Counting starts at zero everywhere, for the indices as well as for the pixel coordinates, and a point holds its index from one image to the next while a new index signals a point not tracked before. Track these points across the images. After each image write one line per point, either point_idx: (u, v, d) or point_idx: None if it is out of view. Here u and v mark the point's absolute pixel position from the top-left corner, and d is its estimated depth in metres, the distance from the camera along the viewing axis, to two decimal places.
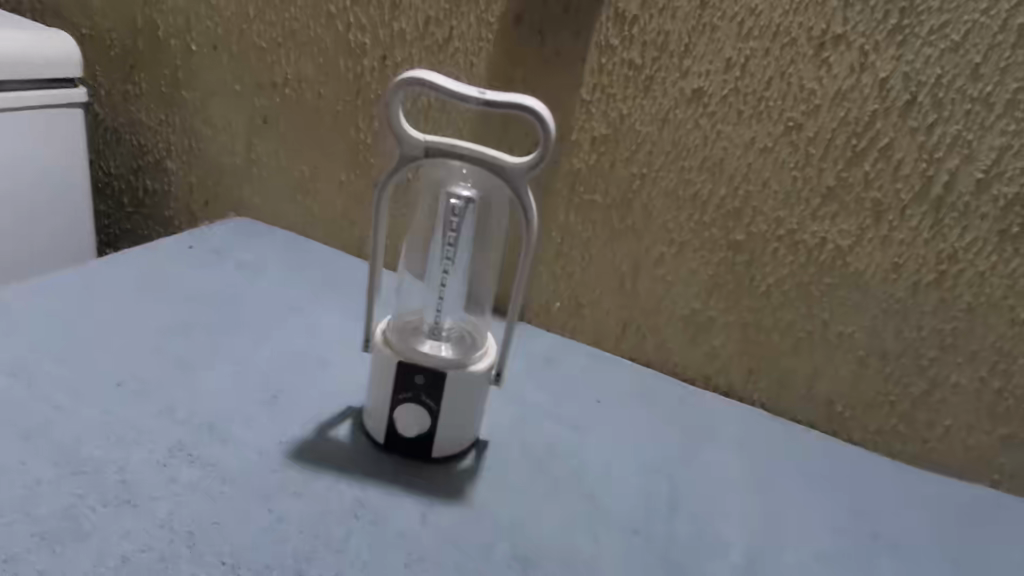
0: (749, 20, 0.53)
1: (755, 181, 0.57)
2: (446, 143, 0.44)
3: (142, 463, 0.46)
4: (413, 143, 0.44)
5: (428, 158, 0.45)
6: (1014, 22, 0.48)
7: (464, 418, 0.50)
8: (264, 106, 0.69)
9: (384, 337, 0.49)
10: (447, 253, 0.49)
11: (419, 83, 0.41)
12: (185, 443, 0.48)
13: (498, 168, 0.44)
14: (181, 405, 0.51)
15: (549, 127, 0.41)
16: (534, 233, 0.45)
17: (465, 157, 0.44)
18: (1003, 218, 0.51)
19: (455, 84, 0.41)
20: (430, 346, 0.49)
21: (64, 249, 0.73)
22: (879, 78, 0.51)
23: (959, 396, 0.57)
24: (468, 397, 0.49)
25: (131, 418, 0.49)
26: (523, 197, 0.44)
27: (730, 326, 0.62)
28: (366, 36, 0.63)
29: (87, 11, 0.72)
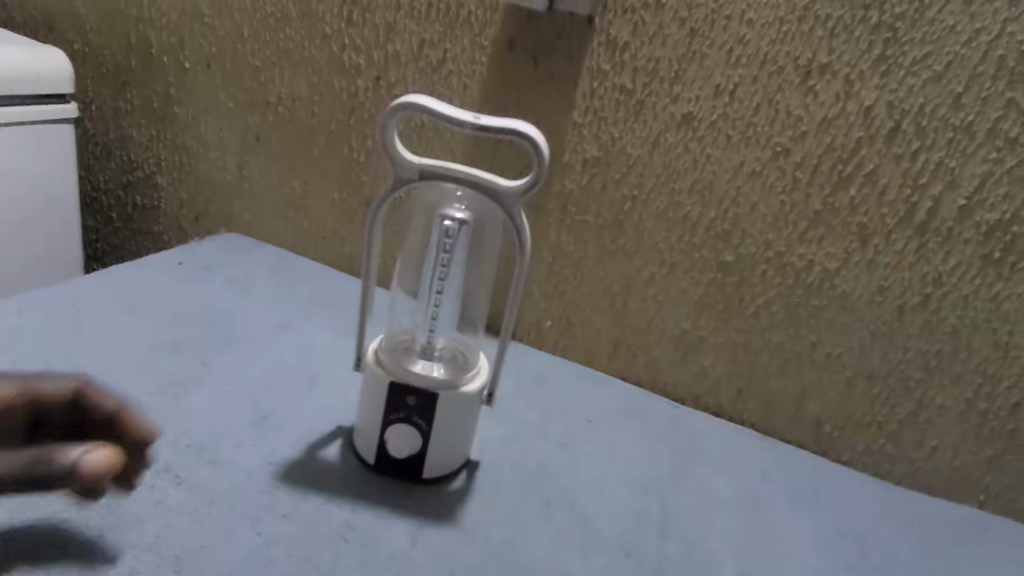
0: (737, 48, 0.55)
1: (743, 205, 0.58)
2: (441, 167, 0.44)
3: (128, 483, 0.45)
4: (407, 167, 0.44)
5: (422, 181, 0.45)
6: (993, 54, 0.49)
7: (456, 439, 0.50)
8: (256, 125, 0.69)
9: (376, 357, 0.49)
10: (440, 274, 0.49)
11: (414, 108, 0.41)
12: (171, 463, 0.47)
13: (492, 191, 0.44)
14: (168, 425, 0.51)
15: (544, 152, 0.42)
16: (527, 256, 0.45)
17: (460, 179, 0.44)
18: (986, 243, 0.53)
19: (450, 109, 0.42)
20: (422, 366, 0.48)
21: (63, 255, 0.73)
22: (864, 105, 0.53)
23: (945, 417, 0.57)
24: (460, 417, 0.49)
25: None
26: (517, 220, 0.44)
27: (719, 347, 0.63)
28: (361, 57, 0.64)
29: (80, 28, 0.72)
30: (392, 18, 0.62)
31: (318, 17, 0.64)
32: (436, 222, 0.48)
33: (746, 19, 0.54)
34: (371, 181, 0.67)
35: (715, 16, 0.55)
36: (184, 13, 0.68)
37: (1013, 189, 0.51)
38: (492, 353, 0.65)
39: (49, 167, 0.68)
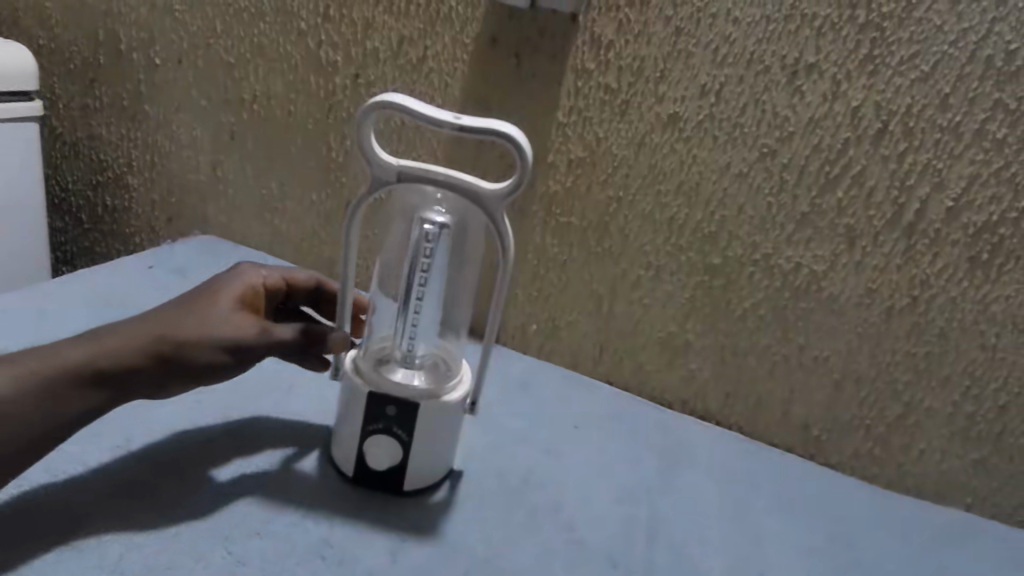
0: (723, 47, 0.54)
1: (730, 206, 0.57)
2: (419, 168, 0.42)
3: (89, 502, 0.43)
4: (385, 168, 0.42)
5: (401, 183, 0.43)
6: (982, 54, 0.49)
7: (438, 449, 0.48)
8: (231, 124, 0.67)
9: (354, 365, 0.48)
10: (420, 279, 0.47)
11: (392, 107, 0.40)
12: (138, 480, 0.46)
13: (474, 195, 0.43)
14: (136, 439, 0.49)
15: (526, 153, 0.40)
16: (510, 260, 0.44)
17: (439, 182, 0.43)
18: (974, 244, 0.52)
19: (427, 107, 0.40)
20: (402, 375, 0.47)
21: (34, 254, 0.70)
22: (851, 106, 0.52)
23: (932, 420, 0.57)
24: (441, 427, 0.47)
25: (78, 452, 0.47)
26: (499, 224, 0.43)
27: (706, 349, 0.62)
28: (339, 54, 0.62)
29: (45, 23, 0.70)
30: (370, 14, 0.60)
31: (293, 13, 0.62)
32: (415, 227, 0.46)
33: (732, 18, 0.53)
34: (351, 182, 0.65)
35: (701, 15, 0.54)
36: (155, 7, 0.65)
37: (1000, 190, 0.50)
38: (474, 359, 0.64)
39: (21, 166, 0.66)
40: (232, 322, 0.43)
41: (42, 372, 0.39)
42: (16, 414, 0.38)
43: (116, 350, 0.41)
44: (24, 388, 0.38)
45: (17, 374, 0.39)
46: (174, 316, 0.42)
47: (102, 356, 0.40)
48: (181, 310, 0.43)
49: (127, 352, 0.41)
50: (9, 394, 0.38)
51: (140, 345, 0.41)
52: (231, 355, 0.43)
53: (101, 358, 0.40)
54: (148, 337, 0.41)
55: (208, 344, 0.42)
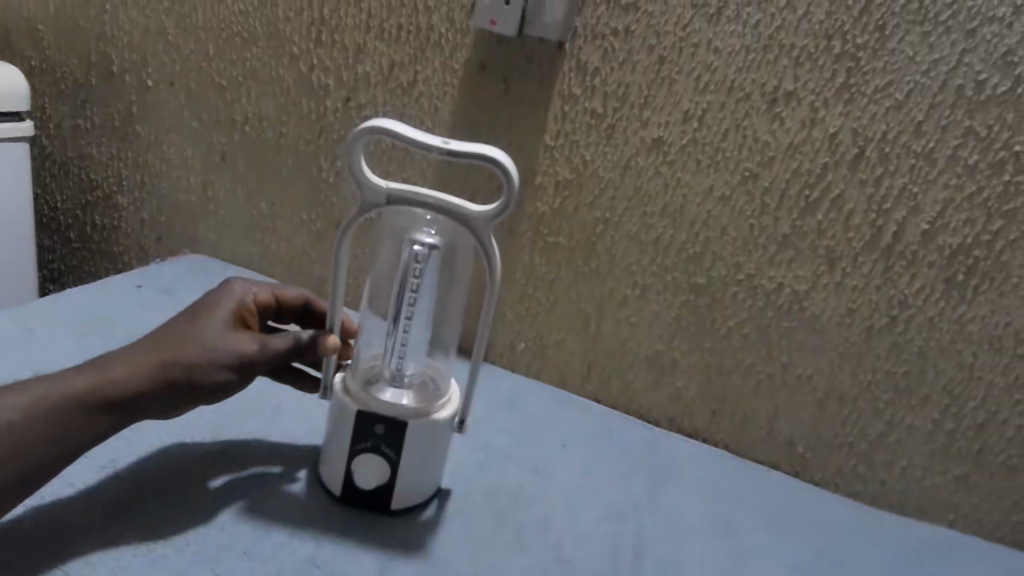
0: (705, 75, 0.56)
1: (714, 227, 0.58)
2: (407, 191, 0.42)
3: (75, 524, 0.43)
4: (374, 191, 0.42)
5: (390, 205, 0.43)
6: (952, 84, 0.51)
7: (426, 467, 0.48)
8: (222, 145, 0.68)
9: (343, 385, 0.48)
10: (410, 299, 0.47)
11: (379, 132, 0.40)
12: (122, 501, 0.45)
13: (461, 217, 0.43)
14: (122, 459, 0.48)
15: (513, 176, 0.40)
16: (497, 281, 0.44)
17: (427, 204, 0.43)
18: (949, 266, 0.54)
19: (415, 130, 0.40)
20: (391, 394, 0.47)
21: (21, 274, 0.69)
22: (829, 132, 0.54)
23: (914, 437, 0.58)
24: (430, 444, 0.47)
25: (65, 475, 0.46)
26: (487, 245, 0.43)
27: (692, 368, 0.63)
28: (330, 77, 0.63)
29: (37, 44, 0.70)
30: (362, 40, 0.61)
31: (286, 38, 0.63)
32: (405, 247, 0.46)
33: (713, 47, 0.55)
34: (340, 202, 0.65)
35: (683, 44, 0.56)
36: (148, 31, 0.66)
37: (974, 214, 0.52)
38: (463, 376, 0.64)
39: (10, 183, 0.66)
40: (231, 338, 0.43)
41: (49, 399, 0.39)
42: (25, 438, 0.38)
43: (121, 377, 0.40)
44: (33, 416, 0.38)
45: (25, 402, 0.38)
46: (172, 340, 0.42)
47: (108, 385, 0.40)
48: (180, 332, 0.42)
49: (133, 377, 0.40)
50: (16, 421, 0.38)
51: (145, 369, 0.41)
52: (235, 371, 0.43)
53: (107, 386, 0.40)
54: (152, 364, 0.41)
55: (212, 363, 0.42)
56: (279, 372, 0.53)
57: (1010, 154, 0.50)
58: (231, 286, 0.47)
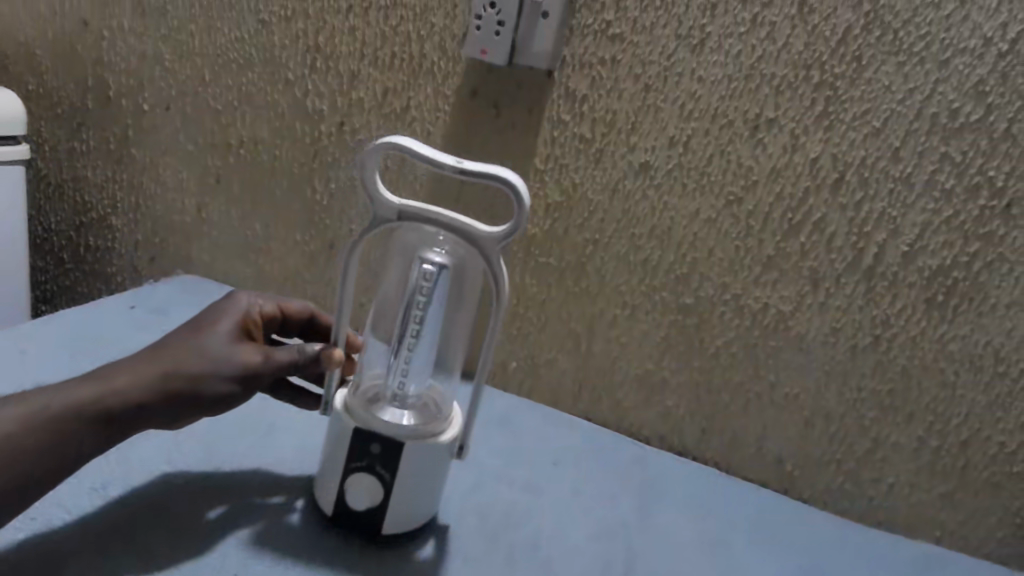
0: (690, 102, 0.57)
1: (701, 249, 0.60)
2: (419, 209, 0.42)
3: (70, 551, 0.42)
4: (385, 206, 0.42)
5: (401, 222, 0.43)
6: (927, 112, 0.53)
7: (422, 492, 0.47)
8: (216, 168, 0.68)
9: (344, 402, 0.47)
10: (416, 318, 0.46)
11: (393, 148, 0.39)
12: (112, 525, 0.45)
13: (471, 237, 0.42)
14: (115, 482, 0.48)
15: (524, 197, 0.40)
16: (504, 302, 0.43)
17: (439, 222, 0.42)
18: (929, 286, 0.55)
19: (427, 148, 0.40)
20: (391, 414, 0.46)
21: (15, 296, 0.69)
22: (810, 158, 0.56)
23: (900, 454, 0.59)
24: (426, 468, 0.46)
25: (56, 497, 0.46)
26: (495, 267, 0.43)
27: (681, 387, 0.63)
28: (324, 103, 0.64)
29: (35, 69, 0.71)
30: (356, 67, 0.63)
31: (281, 64, 0.64)
32: (414, 265, 0.46)
33: (697, 76, 0.57)
34: (333, 224, 0.66)
35: (668, 73, 0.57)
36: (144, 57, 0.67)
37: (951, 237, 0.54)
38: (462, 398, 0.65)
39: (5, 207, 0.66)
40: (235, 351, 0.43)
41: (47, 410, 0.38)
42: (20, 449, 0.37)
43: (123, 387, 0.40)
44: (31, 426, 0.38)
45: (23, 413, 0.38)
46: (177, 352, 0.42)
47: (110, 395, 0.40)
48: (183, 344, 0.43)
49: (136, 388, 0.40)
50: (12, 432, 0.37)
51: (148, 380, 0.41)
52: (240, 382, 0.43)
53: (109, 396, 0.40)
54: (155, 375, 0.41)
55: (216, 374, 0.42)
56: (274, 390, 0.53)
57: (985, 179, 0.52)
58: (235, 299, 0.48)
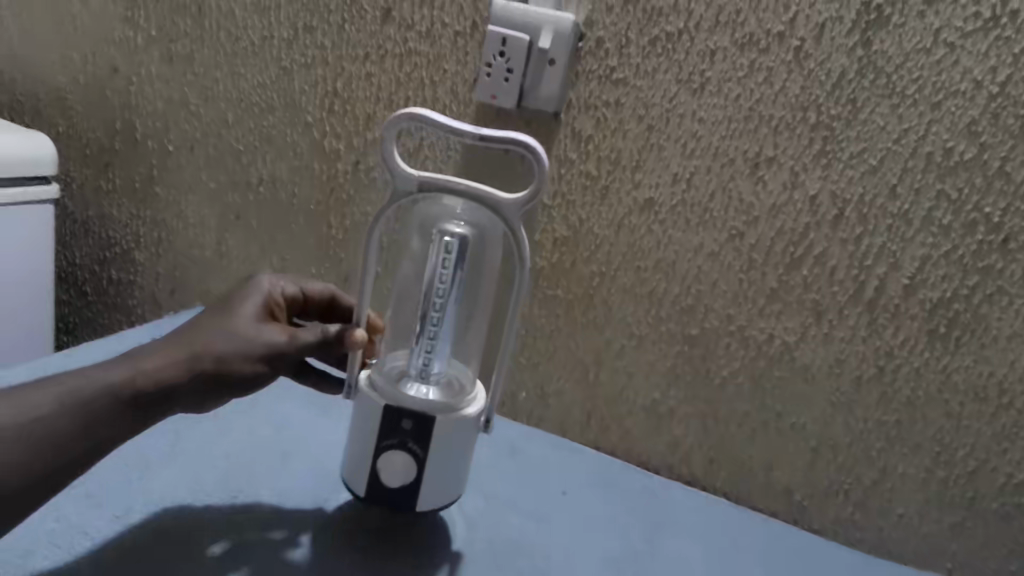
0: (691, 142, 0.60)
1: (705, 281, 0.61)
2: (439, 177, 0.42)
3: None
4: (404, 177, 0.42)
5: (420, 193, 0.43)
6: (922, 150, 0.54)
7: (453, 470, 0.46)
8: (237, 205, 0.71)
9: (370, 380, 0.46)
10: (439, 294, 0.45)
11: (412, 117, 0.41)
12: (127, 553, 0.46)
13: (492, 204, 0.43)
14: (135, 507, 0.50)
15: (544, 159, 0.42)
16: (528, 267, 0.44)
17: (459, 191, 0.43)
18: (931, 318, 0.56)
19: (449, 118, 0.42)
20: (416, 389, 0.45)
21: (39, 329, 0.72)
22: (809, 195, 0.58)
23: (908, 483, 0.59)
24: (457, 444, 0.46)
25: (77, 522, 0.48)
26: (517, 232, 0.43)
27: (689, 418, 0.64)
28: (341, 143, 0.67)
29: (65, 112, 0.74)
30: (371, 110, 0.65)
31: (300, 107, 0.67)
32: (434, 238, 0.45)
33: (698, 117, 0.59)
34: (349, 257, 0.68)
35: (669, 115, 0.60)
36: (171, 101, 0.71)
37: (950, 270, 0.55)
38: None
39: (34, 244, 0.68)
40: (262, 332, 0.44)
41: (79, 391, 0.40)
42: (53, 434, 0.38)
43: (153, 368, 0.41)
44: (63, 407, 0.39)
45: (59, 394, 0.40)
46: (205, 334, 0.43)
47: (140, 375, 0.41)
48: (211, 327, 0.44)
49: (162, 368, 0.42)
50: (45, 414, 0.39)
51: (175, 361, 0.42)
52: (266, 363, 0.44)
53: (139, 377, 0.41)
54: (185, 357, 0.42)
55: (243, 354, 0.43)
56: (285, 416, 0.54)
57: (981, 215, 0.54)
58: (258, 284, 0.49)
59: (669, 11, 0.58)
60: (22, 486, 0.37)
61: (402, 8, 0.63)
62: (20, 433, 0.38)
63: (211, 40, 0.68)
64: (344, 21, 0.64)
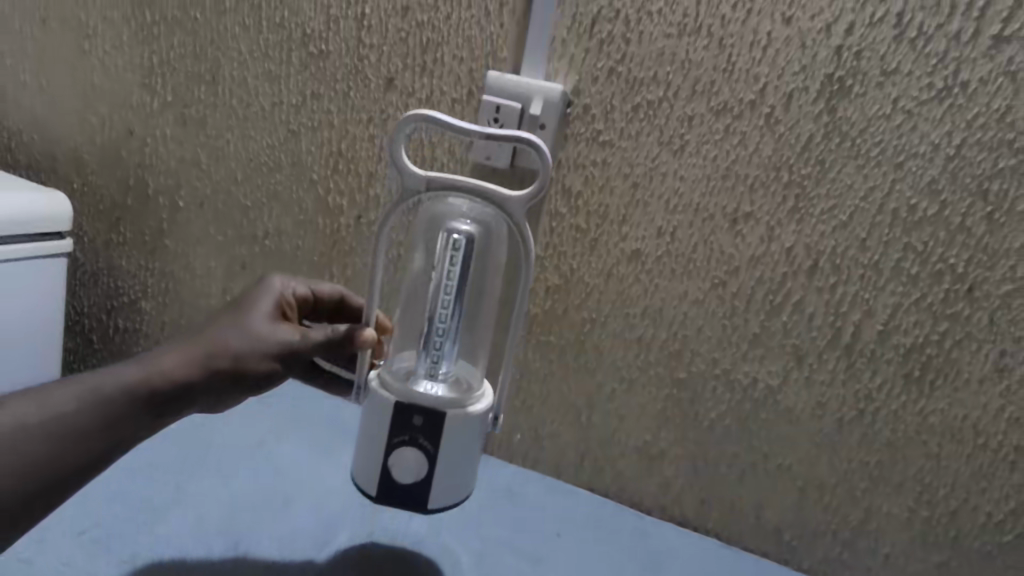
0: (674, 198, 0.63)
1: (691, 327, 0.64)
2: (447, 177, 0.44)
3: None
4: (412, 176, 0.44)
5: (428, 192, 0.45)
6: (888, 207, 0.58)
7: (464, 467, 0.46)
8: (243, 257, 0.74)
9: (380, 378, 0.46)
10: (448, 291, 0.46)
11: (421, 119, 0.45)
12: None
13: (498, 201, 0.45)
14: (140, 552, 0.52)
15: (546, 156, 0.45)
16: (530, 262, 0.46)
17: (466, 189, 0.45)
18: (905, 363, 0.59)
19: (454, 120, 0.45)
20: (426, 385, 0.45)
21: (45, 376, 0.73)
22: (785, 247, 0.61)
23: (893, 522, 0.61)
24: (467, 440, 0.45)
25: (84, 567, 0.50)
26: (521, 228, 0.45)
27: (680, 459, 0.67)
28: (344, 199, 0.70)
29: (81, 170, 0.78)
30: (372, 168, 0.69)
31: (305, 166, 0.71)
32: (442, 237, 0.47)
33: (679, 176, 0.63)
34: None
35: (653, 173, 0.63)
36: (183, 160, 0.75)
37: (921, 316, 0.58)
38: None
39: (46, 295, 0.70)
40: (274, 333, 0.48)
41: (98, 389, 0.42)
42: (76, 430, 0.40)
43: (172, 367, 0.44)
44: (83, 407, 0.41)
45: (79, 392, 0.41)
46: (220, 335, 0.46)
47: (159, 373, 0.44)
48: (226, 328, 0.47)
49: (182, 366, 0.44)
50: (66, 412, 0.40)
51: (194, 359, 0.45)
52: (279, 361, 0.47)
53: (158, 375, 0.44)
54: (202, 356, 0.45)
55: (257, 353, 0.47)
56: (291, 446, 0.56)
57: (946, 265, 0.57)
58: (268, 288, 0.52)
59: (650, 81, 0.62)
60: (41, 486, 0.38)
61: (404, 77, 0.67)
62: (42, 430, 0.39)
63: (224, 105, 0.72)
64: (348, 89, 0.69)
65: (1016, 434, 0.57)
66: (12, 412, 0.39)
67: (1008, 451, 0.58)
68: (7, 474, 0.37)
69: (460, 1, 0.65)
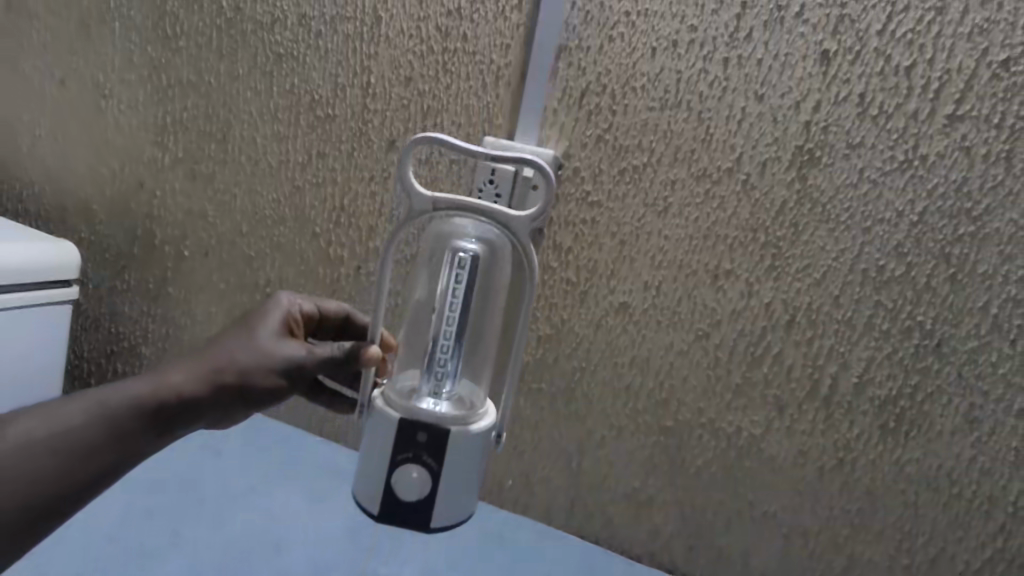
0: (659, 255, 0.67)
1: (676, 377, 0.67)
2: (452, 198, 0.46)
3: None
4: (419, 198, 0.46)
5: (435, 212, 0.47)
6: (858, 267, 0.62)
7: (466, 485, 0.47)
8: (244, 304, 0.77)
9: (384, 397, 0.47)
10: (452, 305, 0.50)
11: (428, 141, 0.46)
12: None
13: (502, 220, 0.47)
14: None
15: (550, 177, 0.46)
16: (534, 280, 0.47)
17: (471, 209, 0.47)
18: (880, 414, 0.62)
19: (460, 143, 0.46)
20: (429, 403, 0.47)
21: None
22: (764, 302, 0.65)
23: (874, 569, 0.64)
24: (469, 458, 0.46)
25: None
26: (524, 246, 0.47)
27: (668, 506, 0.69)
28: (344, 251, 0.74)
29: (88, 220, 0.81)
30: (373, 223, 0.73)
31: (308, 219, 0.74)
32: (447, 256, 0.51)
33: (663, 235, 0.67)
34: None
35: (639, 232, 0.67)
36: (190, 213, 0.78)
37: (893, 370, 0.62)
38: None
39: (52, 339, 0.73)
40: (281, 350, 0.48)
41: (105, 405, 0.43)
42: (82, 446, 0.42)
43: (180, 382, 0.45)
44: (90, 422, 0.42)
45: (86, 408, 0.43)
46: (228, 350, 0.47)
47: (167, 388, 0.44)
48: (234, 343, 0.47)
49: (190, 381, 0.45)
50: (73, 426, 0.42)
51: (201, 375, 0.45)
52: (284, 376, 0.48)
53: (166, 390, 0.44)
54: (209, 371, 0.45)
55: (263, 369, 0.47)
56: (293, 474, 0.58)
57: (914, 322, 0.61)
58: (275, 304, 0.53)
59: (635, 148, 0.66)
60: (44, 504, 0.40)
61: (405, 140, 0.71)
62: (48, 447, 0.41)
63: (233, 162, 0.76)
64: (352, 149, 0.73)
65: (988, 484, 0.60)
66: (20, 427, 0.41)
67: (982, 500, 0.60)
68: (8, 498, 0.39)
69: (459, 72, 0.69)
